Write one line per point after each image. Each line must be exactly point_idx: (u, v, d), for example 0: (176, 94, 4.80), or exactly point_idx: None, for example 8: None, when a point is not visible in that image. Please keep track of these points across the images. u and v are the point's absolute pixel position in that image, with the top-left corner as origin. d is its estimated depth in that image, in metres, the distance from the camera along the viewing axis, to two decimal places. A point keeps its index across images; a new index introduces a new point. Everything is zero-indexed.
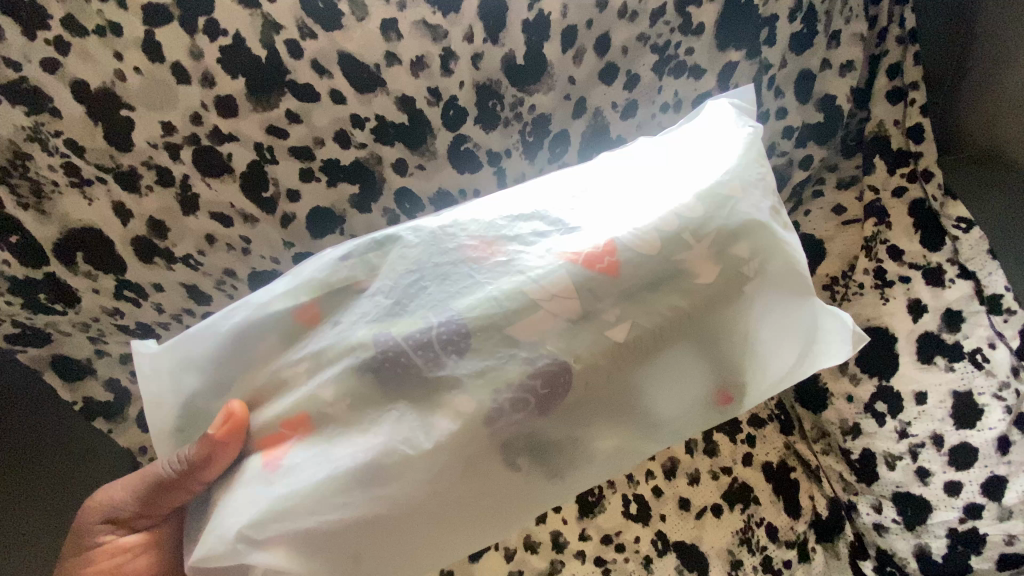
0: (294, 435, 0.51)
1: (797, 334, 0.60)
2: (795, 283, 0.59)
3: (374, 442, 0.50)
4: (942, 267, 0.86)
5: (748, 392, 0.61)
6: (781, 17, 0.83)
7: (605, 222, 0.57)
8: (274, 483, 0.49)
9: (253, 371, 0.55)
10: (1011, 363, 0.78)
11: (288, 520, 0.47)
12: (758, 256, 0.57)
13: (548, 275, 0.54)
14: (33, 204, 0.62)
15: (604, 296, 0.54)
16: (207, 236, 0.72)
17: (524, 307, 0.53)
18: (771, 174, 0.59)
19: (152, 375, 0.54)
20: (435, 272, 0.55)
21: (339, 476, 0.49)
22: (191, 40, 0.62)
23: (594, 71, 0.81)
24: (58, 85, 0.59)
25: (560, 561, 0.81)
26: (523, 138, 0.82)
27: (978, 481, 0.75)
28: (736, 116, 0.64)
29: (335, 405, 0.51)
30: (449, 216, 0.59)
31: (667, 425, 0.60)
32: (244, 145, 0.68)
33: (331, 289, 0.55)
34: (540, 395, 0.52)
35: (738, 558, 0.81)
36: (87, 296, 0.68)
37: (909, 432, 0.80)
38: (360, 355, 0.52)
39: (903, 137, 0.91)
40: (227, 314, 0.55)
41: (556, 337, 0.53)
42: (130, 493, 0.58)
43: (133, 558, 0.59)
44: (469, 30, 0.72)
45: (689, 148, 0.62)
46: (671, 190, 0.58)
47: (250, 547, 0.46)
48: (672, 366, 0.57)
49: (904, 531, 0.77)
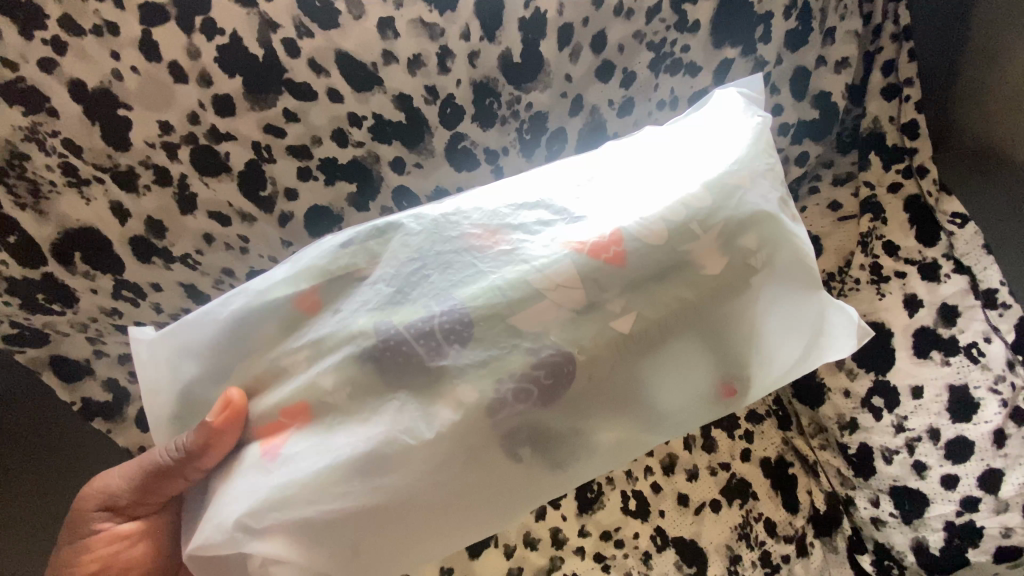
0: (294, 424, 0.52)
1: (800, 327, 0.61)
2: (799, 274, 0.59)
3: (374, 431, 0.50)
4: (938, 262, 0.86)
5: (749, 385, 0.61)
6: (775, 14, 0.84)
7: (610, 211, 0.57)
8: (273, 472, 0.49)
9: (254, 358, 0.55)
10: (1006, 356, 0.78)
11: (287, 510, 0.48)
12: (767, 247, 0.57)
13: (552, 263, 0.54)
14: (31, 204, 0.62)
15: (608, 286, 0.55)
16: (206, 236, 0.72)
17: (528, 296, 0.53)
18: (780, 165, 0.60)
19: (150, 361, 0.55)
20: (438, 260, 0.55)
21: (339, 465, 0.49)
22: (189, 38, 0.62)
23: (591, 68, 0.81)
24: (55, 84, 0.59)
25: (559, 557, 0.82)
26: (520, 136, 0.82)
27: (975, 474, 0.75)
28: (747, 106, 0.64)
29: (335, 394, 0.52)
30: (451, 204, 0.59)
31: (669, 417, 0.60)
32: (241, 144, 0.68)
33: (332, 277, 0.55)
34: (542, 385, 0.52)
35: (737, 553, 0.82)
36: (86, 296, 0.68)
37: (905, 426, 0.80)
38: (360, 343, 0.52)
39: (897, 133, 0.92)
40: (227, 300, 0.55)
41: (559, 327, 0.53)
42: (128, 482, 0.57)
43: (131, 546, 0.60)
44: (465, 29, 0.72)
45: (699, 135, 0.62)
46: (678, 178, 0.58)
47: (248, 536, 0.47)
48: (676, 357, 0.57)
49: (902, 525, 0.78)
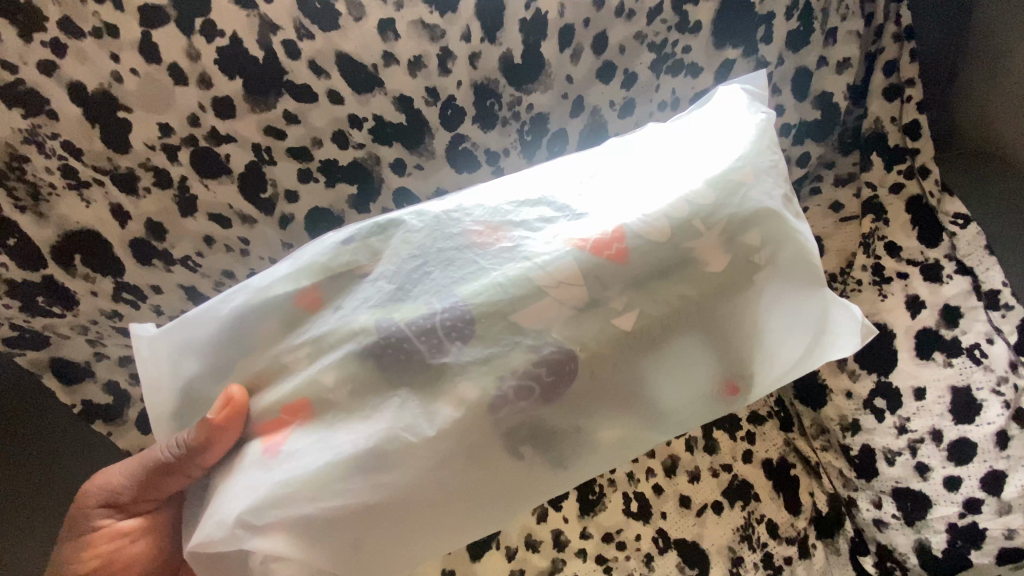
0: (295, 421, 0.51)
1: (802, 325, 0.61)
2: (802, 272, 0.59)
3: (375, 428, 0.50)
4: (940, 263, 0.86)
5: (751, 383, 0.61)
6: (777, 14, 0.84)
7: (613, 208, 0.57)
8: (273, 469, 0.49)
9: (255, 356, 0.55)
10: (1009, 357, 0.77)
11: (287, 507, 0.47)
12: (769, 245, 0.57)
13: (554, 261, 0.54)
14: (31, 206, 0.62)
15: (610, 283, 0.54)
16: (206, 238, 0.72)
17: (530, 294, 0.53)
18: (783, 162, 0.60)
19: (150, 358, 0.54)
20: (439, 257, 0.55)
21: (340, 462, 0.49)
22: (188, 40, 0.62)
23: (592, 69, 0.81)
24: (55, 86, 0.59)
25: (561, 559, 0.81)
26: (520, 137, 0.82)
27: (977, 476, 0.75)
28: (749, 103, 0.63)
29: (336, 391, 0.51)
30: (452, 200, 0.59)
31: (670, 415, 0.60)
32: (242, 145, 0.68)
33: (333, 274, 0.55)
34: (545, 382, 0.52)
35: (738, 554, 0.82)
36: (86, 299, 0.68)
37: (908, 428, 0.80)
38: (361, 340, 0.52)
39: (900, 134, 0.91)
40: (228, 297, 0.55)
41: (560, 325, 0.53)
42: (129, 477, 0.57)
43: (130, 543, 0.59)
44: (466, 30, 0.72)
45: (702, 133, 0.62)
46: (681, 175, 0.58)
47: (249, 533, 0.47)
48: (677, 354, 0.57)
49: (904, 527, 0.78)
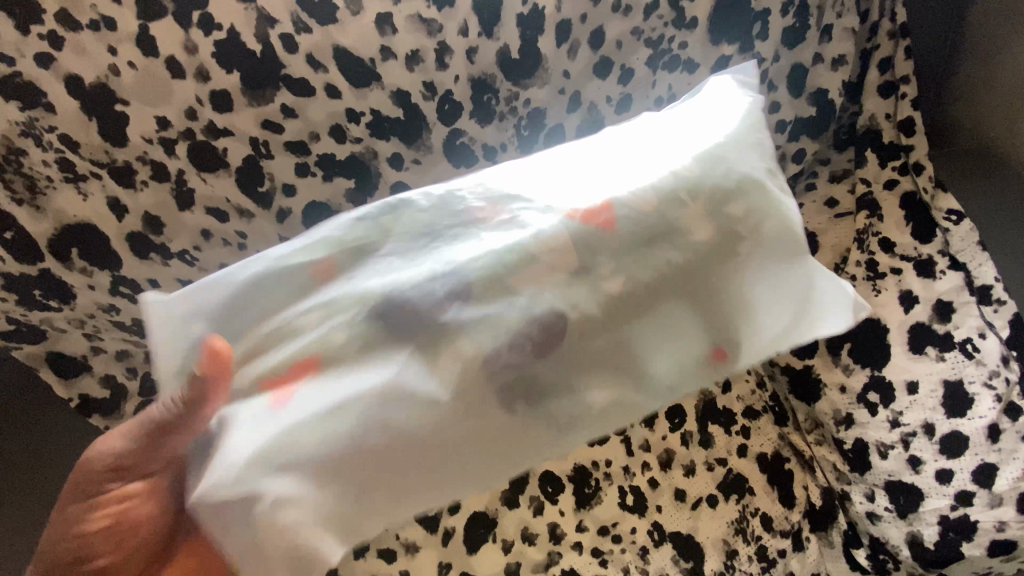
0: (303, 376, 0.51)
1: (789, 296, 0.60)
2: (786, 245, 0.60)
3: (387, 381, 0.50)
4: (934, 259, 0.87)
5: (745, 351, 0.59)
6: (772, 10, 0.84)
7: (603, 177, 0.58)
8: (283, 418, 0.48)
9: (264, 321, 0.54)
10: (1000, 352, 0.79)
11: (301, 453, 0.47)
12: (753, 215, 0.59)
13: (545, 225, 0.55)
14: (27, 200, 0.62)
15: (599, 250, 0.56)
16: (203, 232, 0.72)
17: (522, 257, 0.54)
18: (767, 142, 0.62)
19: (159, 322, 0.54)
20: (448, 234, 0.56)
21: (354, 415, 0.48)
22: (186, 33, 0.62)
23: (588, 65, 0.81)
24: (52, 79, 0.59)
25: (558, 552, 0.82)
26: (517, 132, 0.82)
27: (969, 468, 0.75)
28: (737, 87, 0.66)
29: (348, 349, 0.51)
30: (459, 182, 0.60)
31: (663, 379, 0.57)
32: (239, 140, 0.68)
33: (347, 246, 0.56)
34: (536, 341, 0.53)
35: (733, 547, 0.82)
36: (83, 293, 0.68)
37: (900, 422, 0.81)
38: (374, 303, 0.52)
39: (894, 130, 0.92)
40: (245, 266, 0.55)
41: (552, 287, 0.54)
42: (131, 438, 0.55)
43: (135, 505, 0.58)
44: (463, 25, 0.72)
45: (692, 112, 0.64)
46: (670, 150, 0.60)
47: (263, 476, 0.45)
48: (662, 317, 0.57)
49: (896, 519, 0.78)
